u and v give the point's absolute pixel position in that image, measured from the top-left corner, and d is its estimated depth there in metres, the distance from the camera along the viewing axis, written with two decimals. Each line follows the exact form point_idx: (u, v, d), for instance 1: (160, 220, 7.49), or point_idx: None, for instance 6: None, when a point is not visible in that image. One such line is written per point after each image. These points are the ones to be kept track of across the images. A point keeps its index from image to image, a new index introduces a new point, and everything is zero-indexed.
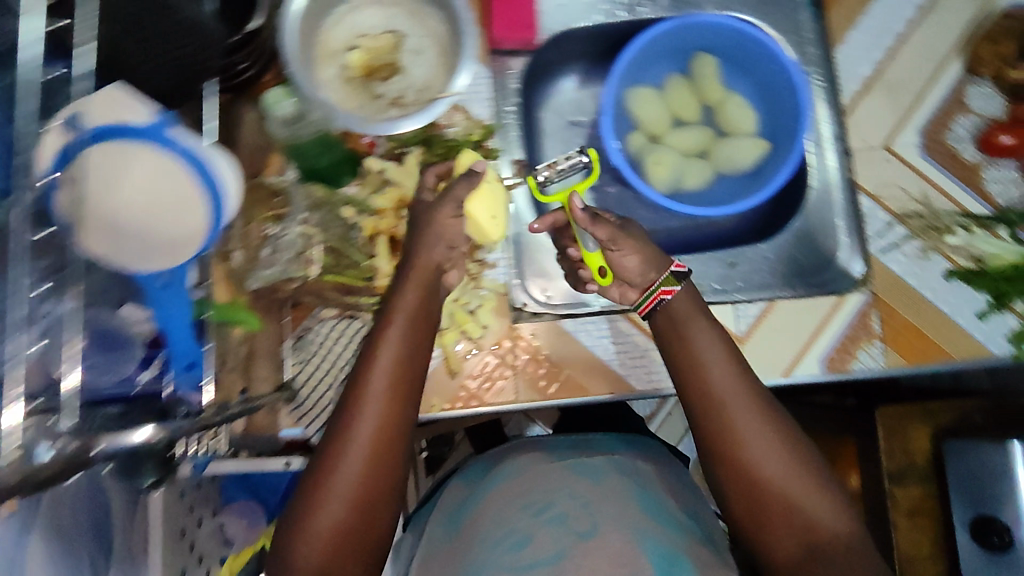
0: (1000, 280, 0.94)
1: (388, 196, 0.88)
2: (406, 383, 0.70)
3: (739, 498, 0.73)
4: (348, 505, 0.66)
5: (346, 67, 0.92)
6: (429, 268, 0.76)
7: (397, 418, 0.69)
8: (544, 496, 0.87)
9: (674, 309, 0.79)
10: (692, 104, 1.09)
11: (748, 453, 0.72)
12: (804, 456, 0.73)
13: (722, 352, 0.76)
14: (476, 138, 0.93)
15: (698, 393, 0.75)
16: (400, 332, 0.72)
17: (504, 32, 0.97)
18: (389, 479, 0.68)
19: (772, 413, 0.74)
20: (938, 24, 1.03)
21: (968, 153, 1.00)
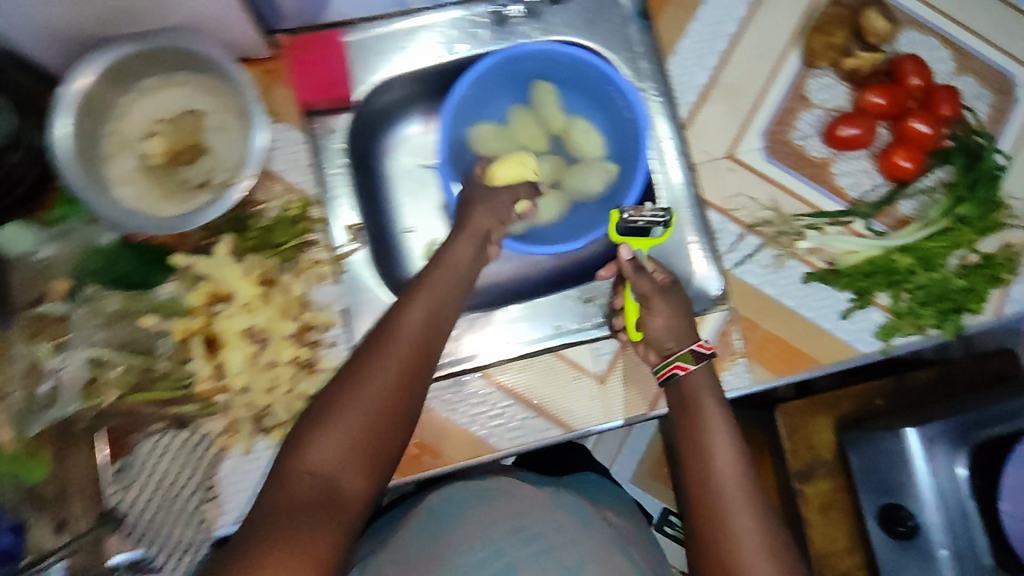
0: (857, 278, 0.92)
1: (201, 291, 0.83)
2: (427, 337, 0.69)
3: (704, 553, 0.69)
4: (354, 429, 0.61)
5: (146, 156, 0.86)
6: (479, 233, 0.80)
7: (416, 360, 0.67)
8: (529, 527, 0.72)
9: (691, 384, 0.80)
10: (538, 134, 1.04)
11: (725, 513, 0.69)
12: (779, 541, 0.67)
13: (722, 420, 0.76)
14: (292, 213, 0.88)
15: (693, 450, 0.74)
16: (433, 298, 0.71)
17: (312, 96, 0.94)
18: (395, 424, 0.64)
19: (756, 493, 0.70)
20: (771, 16, 0.99)
21: (814, 149, 0.96)
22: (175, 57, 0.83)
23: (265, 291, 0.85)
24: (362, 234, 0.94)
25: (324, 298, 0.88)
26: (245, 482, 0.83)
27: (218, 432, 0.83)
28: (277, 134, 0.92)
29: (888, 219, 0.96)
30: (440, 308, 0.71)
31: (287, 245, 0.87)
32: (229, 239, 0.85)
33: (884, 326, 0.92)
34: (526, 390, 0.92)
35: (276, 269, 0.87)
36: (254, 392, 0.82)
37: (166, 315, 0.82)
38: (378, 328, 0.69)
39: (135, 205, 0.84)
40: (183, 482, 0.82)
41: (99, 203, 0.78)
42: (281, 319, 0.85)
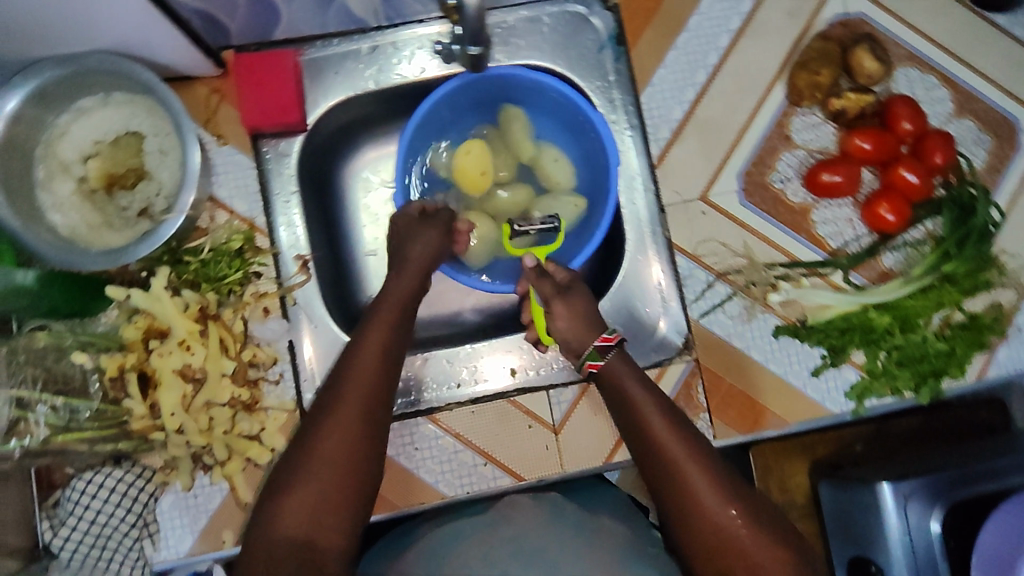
0: (830, 335, 0.87)
1: (137, 325, 0.80)
2: (384, 373, 0.71)
3: (690, 543, 0.67)
4: (330, 481, 0.63)
5: (85, 179, 0.84)
6: (422, 265, 0.81)
7: (375, 396, 0.69)
8: (532, 544, 0.71)
9: (615, 375, 0.78)
10: (504, 160, 0.97)
11: (699, 499, 0.67)
12: (754, 507, 0.67)
13: (657, 405, 0.74)
14: (233, 245, 0.85)
15: (646, 446, 0.72)
16: (383, 335, 0.74)
17: (258, 120, 0.87)
18: (367, 459, 0.66)
19: (719, 468, 0.69)
20: (755, 48, 0.93)
21: (794, 194, 0.91)
22: (108, 76, 0.81)
23: (202, 328, 0.81)
24: (312, 265, 0.89)
25: (266, 334, 0.85)
26: (187, 516, 0.83)
27: (158, 467, 0.82)
28: (224, 158, 0.89)
29: (870, 272, 0.91)
30: (390, 341, 0.74)
31: (228, 278, 0.84)
32: (166, 272, 0.81)
33: (856, 387, 0.87)
34: (477, 436, 0.88)
35: (216, 304, 0.83)
36: (190, 434, 0.79)
37: (98, 351, 0.78)
38: (333, 378, 0.71)
39: (69, 232, 0.82)
40: (117, 518, 0.80)
41: (24, 231, 0.76)
42: (220, 357, 0.81)
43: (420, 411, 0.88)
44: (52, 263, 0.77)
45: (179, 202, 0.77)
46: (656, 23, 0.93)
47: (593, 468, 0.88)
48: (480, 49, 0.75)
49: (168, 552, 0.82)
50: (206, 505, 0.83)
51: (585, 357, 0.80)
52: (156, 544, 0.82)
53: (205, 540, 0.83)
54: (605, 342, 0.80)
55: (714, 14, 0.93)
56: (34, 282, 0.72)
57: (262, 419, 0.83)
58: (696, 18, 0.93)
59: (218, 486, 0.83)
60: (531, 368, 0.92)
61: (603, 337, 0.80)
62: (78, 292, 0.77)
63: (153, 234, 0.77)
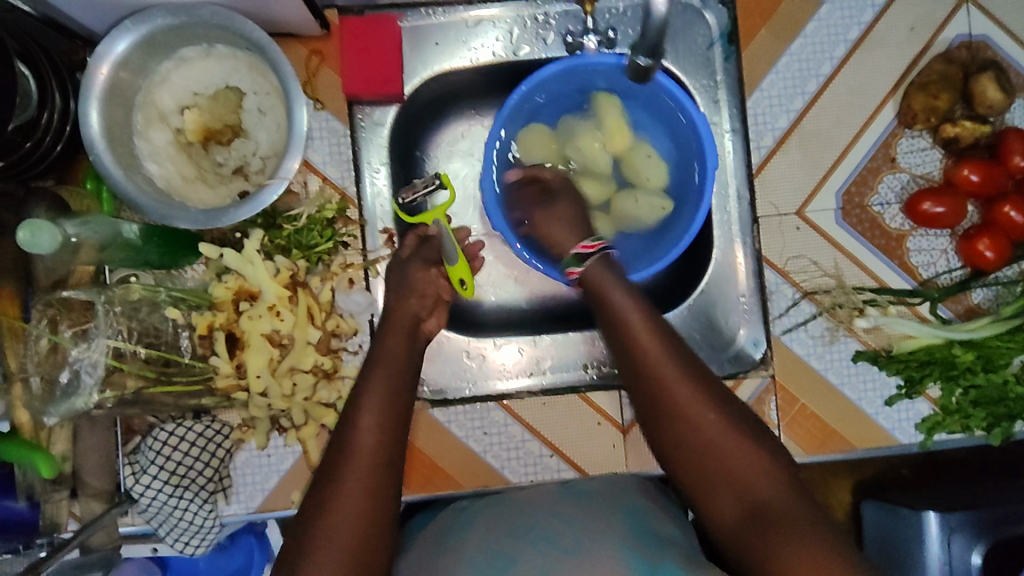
0: (909, 366, 0.87)
1: (228, 286, 0.80)
2: (390, 431, 0.68)
3: (677, 454, 0.69)
4: (340, 555, 0.61)
5: (182, 131, 0.82)
6: (408, 319, 0.78)
7: (378, 468, 0.65)
8: (526, 519, 0.76)
9: (602, 285, 0.77)
10: (600, 152, 0.91)
11: (682, 412, 0.69)
12: (733, 418, 0.69)
13: (640, 314, 0.74)
14: (327, 213, 0.84)
15: (630, 362, 0.72)
16: (384, 402, 0.69)
17: (356, 86, 0.85)
18: (376, 539, 0.63)
19: (702, 382, 0.70)
20: (872, 61, 0.89)
21: (893, 219, 0.89)
22: (215, 30, 0.78)
23: (289, 295, 0.81)
24: (397, 239, 0.89)
25: (351, 306, 0.85)
26: (260, 474, 0.85)
27: (235, 424, 0.85)
28: (320, 123, 0.87)
29: (957, 305, 0.90)
30: (392, 406, 0.70)
31: (319, 247, 0.84)
32: (259, 235, 0.80)
33: (928, 420, 0.88)
34: (545, 427, 0.89)
35: (304, 271, 0.83)
36: (272, 398, 0.80)
37: (190, 307, 0.79)
38: (336, 441, 0.67)
39: (164, 183, 0.80)
40: (195, 471, 0.82)
41: (125, 182, 0.74)
42: (306, 325, 0.81)
43: (492, 396, 0.89)
44: (151, 219, 0.76)
45: (281, 169, 0.76)
46: (773, 25, 0.89)
47: (656, 471, 0.90)
48: (653, 61, 0.76)
49: (238, 506, 0.85)
50: (278, 465, 0.85)
51: (567, 263, 0.81)
52: (228, 498, 0.85)
53: (275, 498, 0.85)
54: (585, 250, 0.80)
55: (833, 22, 0.89)
56: (136, 236, 0.74)
57: (339, 387, 0.84)
58: (814, 24, 0.89)
59: (292, 448, 0.84)
60: (605, 365, 0.91)
61: (581, 245, 0.80)
62: (173, 247, 0.78)
63: (252, 198, 0.76)
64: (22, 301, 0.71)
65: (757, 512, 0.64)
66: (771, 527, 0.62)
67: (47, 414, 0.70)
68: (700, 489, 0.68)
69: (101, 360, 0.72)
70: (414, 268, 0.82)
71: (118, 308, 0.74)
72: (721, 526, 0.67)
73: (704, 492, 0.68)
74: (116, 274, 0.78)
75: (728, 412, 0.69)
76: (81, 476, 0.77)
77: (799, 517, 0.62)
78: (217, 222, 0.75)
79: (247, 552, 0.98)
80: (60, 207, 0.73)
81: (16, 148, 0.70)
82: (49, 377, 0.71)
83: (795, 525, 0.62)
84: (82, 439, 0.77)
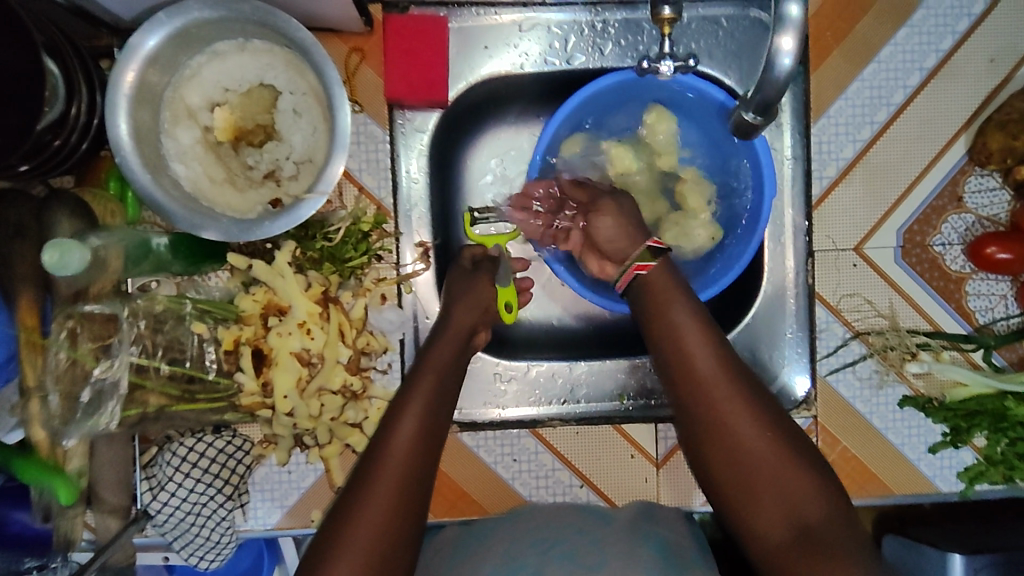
0: (957, 415, 0.83)
1: (256, 299, 0.75)
2: (428, 444, 0.64)
3: (725, 467, 0.65)
4: (364, 565, 0.57)
5: (211, 129, 0.76)
6: (464, 328, 0.75)
7: (416, 477, 0.62)
8: (552, 534, 0.74)
9: (654, 289, 0.73)
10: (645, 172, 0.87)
11: (733, 425, 0.65)
12: (787, 438, 0.65)
13: (695, 322, 0.70)
14: (365, 223, 0.81)
15: (677, 371, 0.69)
16: (426, 410, 0.66)
17: (400, 90, 0.79)
18: (400, 555, 0.59)
19: (756, 398, 0.67)
20: (947, 93, 0.84)
21: (953, 261, 0.85)
22: (254, 25, 0.72)
23: (320, 310, 0.77)
24: (432, 253, 0.84)
25: (383, 324, 0.81)
26: (279, 490, 0.81)
27: (257, 440, 0.81)
28: (358, 127, 0.82)
29: (1011, 354, 0.87)
30: (434, 411, 0.66)
31: (353, 261, 0.80)
32: (290, 247, 0.77)
33: (970, 470, 0.83)
34: (578, 457, 0.86)
35: (336, 286, 0.80)
36: (299, 417, 0.77)
37: (216, 320, 0.75)
38: (374, 441, 0.64)
39: (191, 186, 0.74)
40: (212, 487, 0.78)
41: (152, 186, 0.69)
42: (336, 343, 0.77)
43: (524, 422, 0.86)
44: (179, 227, 0.71)
45: (320, 181, 0.71)
46: (844, 47, 0.84)
47: (687, 507, 0.87)
48: (764, 119, 0.69)
49: (255, 523, 0.82)
50: (299, 482, 0.81)
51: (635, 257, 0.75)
52: (246, 514, 0.81)
53: (293, 517, 0.82)
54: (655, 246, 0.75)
55: (910, 48, 0.84)
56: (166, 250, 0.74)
57: (366, 407, 0.80)
58: (889, 49, 0.84)
59: (314, 466, 0.81)
60: (641, 397, 0.88)
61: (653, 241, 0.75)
62: (201, 256, 0.76)
63: (289, 210, 0.71)
64: (41, 312, 0.68)
65: (804, 534, 0.60)
66: (819, 552, 0.59)
67: (66, 434, 0.69)
68: (745, 503, 0.64)
69: (124, 378, 0.70)
70: (476, 280, 0.80)
71: (141, 321, 0.73)
72: (763, 542, 0.63)
73: (748, 507, 0.64)
74: (137, 282, 0.75)
75: (784, 431, 0.66)
76: (97, 491, 0.75)
77: (850, 545, 0.59)
78: (249, 234, 0.70)
79: (255, 555, 0.94)
80: (83, 212, 0.70)
81: (47, 146, 0.66)
82: (70, 395, 0.69)
83: (845, 553, 0.58)
84: (100, 454, 0.74)
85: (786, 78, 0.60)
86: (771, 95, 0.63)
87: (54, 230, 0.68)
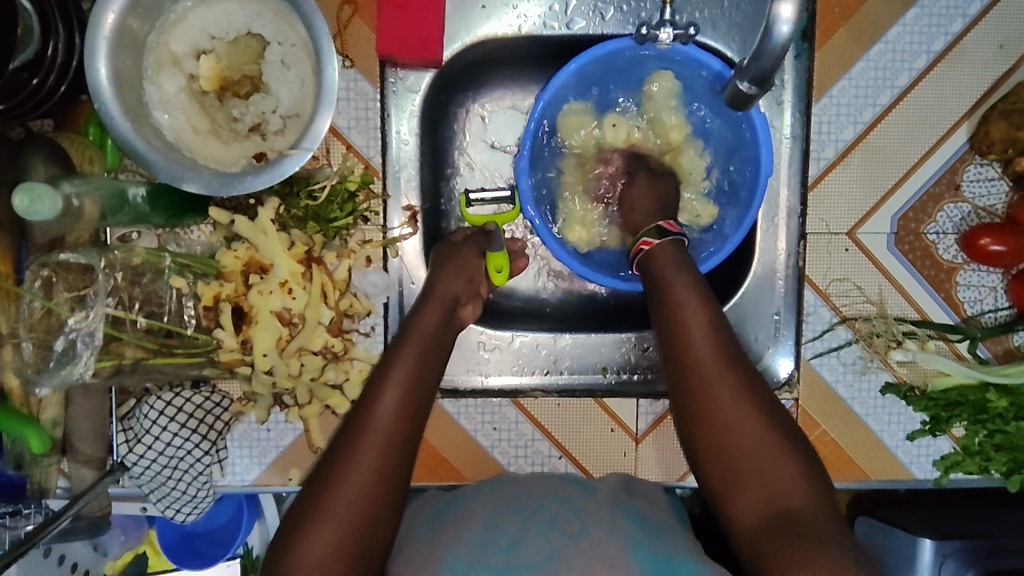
0: (937, 404, 0.83)
1: (238, 255, 0.74)
2: (415, 409, 0.64)
3: (711, 454, 0.64)
4: (338, 533, 0.57)
5: (196, 77, 0.73)
6: (448, 300, 0.73)
7: (398, 443, 0.61)
8: (533, 502, 0.72)
9: (662, 272, 0.73)
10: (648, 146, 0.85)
11: (724, 412, 0.64)
12: (776, 426, 0.64)
13: (696, 306, 0.69)
14: (351, 183, 0.79)
15: (674, 357, 0.68)
16: (412, 376, 0.65)
17: (393, 46, 0.76)
18: (377, 520, 0.59)
19: (749, 385, 0.66)
20: (953, 78, 0.82)
21: (946, 251, 0.84)
22: None
23: (303, 270, 0.75)
24: (420, 217, 0.83)
25: (366, 286, 0.81)
26: (258, 447, 0.82)
27: (236, 397, 0.81)
28: (348, 83, 0.80)
29: (996, 346, 0.86)
30: (422, 378, 0.66)
31: (338, 221, 0.79)
32: (274, 203, 0.75)
33: (947, 459, 0.83)
34: (558, 429, 0.86)
35: (320, 246, 0.78)
36: (278, 376, 0.76)
37: (196, 275, 0.74)
38: (358, 407, 0.63)
39: (174, 136, 0.72)
40: (191, 444, 0.78)
41: (133, 136, 0.67)
42: (319, 304, 0.76)
43: (505, 391, 0.86)
44: (160, 178, 0.69)
45: (306, 137, 0.69)
46: (851, 26, 0.82)
47: (665, 482, 0.87)
48: (758, 90, 0.69)
49: (233, 478, 0.82)
50: (278, 441, 0.82)
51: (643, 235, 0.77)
52: (224, 469, 0.82)
53: (272, 474, 0.82)
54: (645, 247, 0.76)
55: (919, 28, 0.81)
56: (143, 201, 0.71)
57: (347, 369, 0.79)
58: (898, 28, 0.81)
59: (293, 425, 0.81)
60: (624, 371, 0.87)
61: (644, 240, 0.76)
62: (182, 209, 0.74)
63: (273, 166, 0.69)
64: (15, 259, 0.68)
65: (785, 520, 0.59)
66: (797, 537, 0.58)
67: (40, 384, 0.69)
68: (727, 489, 0.63)
69: (99, 330, 0.70)
70: (463, 249, 0.78)
71: (118, 273, 0.72)
72: (741, 529, 0.62)
73: (731, 493, 0.63)
74: (116, 232, 0.74)
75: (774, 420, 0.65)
76: (72, 441, 0.75)
77: (830, 531, 0.58)
78: (231, 188, 0.69)
79: (235, 508, 0.95)
80: (60, 160, 0.69)
81: (23, 84, 0.66)
82: (44, 344, 0.68)
83: (825, 539, 0.57)
84: (74, 405, 0.74)
85: (784, 46, 0.60)
86: (769, 64, 0.63)
87: (29, 172, 0.67)
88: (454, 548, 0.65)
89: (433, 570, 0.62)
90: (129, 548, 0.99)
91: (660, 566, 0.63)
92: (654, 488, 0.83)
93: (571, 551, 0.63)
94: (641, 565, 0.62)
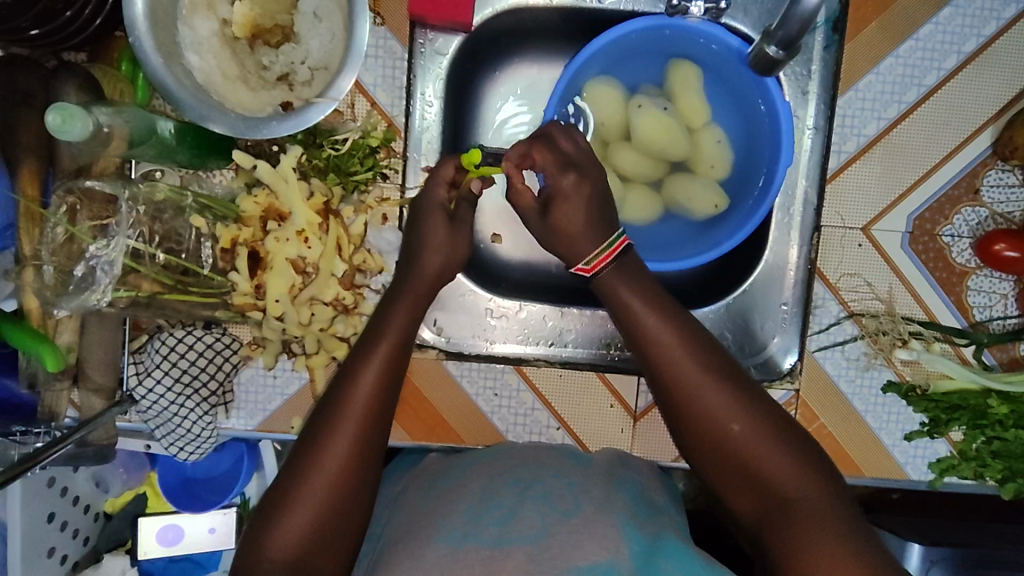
0: (938, 406, 0.82)
1: (257, 201, 0.76)
2: (387, 391, 0.65)
3: (704, 461, 0.65)
4: (315, 513, 0.59)
5: (229, 23, 0.74)
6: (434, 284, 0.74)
7: (373, 424, 0.63)
8: (530, 475, 0.72)
9: (614, 287, 0.70)
10: (678, 128, 0.81)
11: (709, 423, 0.64)
12: (765, 424, 0.64)
13: (660, 318, 0.68)
14: (373, 139, 0.80)
15: (651, 373, 0.67)
16: (388, 358, 0.66)
17: (426, 8, 0.76)
18: (353, 498, 0.61)
19: (735, 386, 0.65)
20: (983, 81, 0.82)
21: (959, 254, 0.84)
22: None
23: (319, 221, 0.76)
24: None
25: (381, 244, 0.81)
26: (263, 394, 0.82)
27: (245, 341, 0.81)
28: (377, 40, 0.80)
29: (1002, 354, 0.87)
30: (395, 358, 0.66)
31: (357, 175, 0.81)
32: (297, 152, 0.76)
33: (941, 462, 0.83)
34: (557, 400, 0.87)
35: (338, 198, 0.79)
36: (288, 323, 0.77)
37: (216, 217, 0.77)
38: (334, 388, 0.65)
39: (203, 78, 0.72)
40: (200, 383, 0.79)
41: (164, 71, 0.68)
42: (333, 257, 0.77)
43: (506, 359, 0.87)
44: (187, 117, 0.70)
45: (333, 87, 0.70)
46: (883, 21, 0.82)
47: (660, 461, 0.88)
48: (786, 55, 0.71)
49: (236, 422, 0.83)
50: (283, 389, 0.82)
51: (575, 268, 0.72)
52: (228, 412, 0.82)
53: (272, 423, 0.83)
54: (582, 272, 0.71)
55: (950, 29, 0.81)
56: (171, 135, 0.72)
57: (356, 323, 0.80)
58: (929, 28, 0.81)
59: (299, 374, 0.81)
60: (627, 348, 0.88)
61: (578, 266, 0.71)
62: (207, 150, 0.76)
63: (301, 113, 0.71)
64: (43, 184, 0.71)
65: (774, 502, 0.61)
66: (797, 525, 0.59)
67: (57, 306, 0.72)
68: (723, 488, 0.65)
69: (119, 260, 0.73)
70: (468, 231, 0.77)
71: (141, 207, 0.74)
72: (744, 517, 0.64)
73: (727, 488, 0.64)
74: (142, 170, 0.78)
75: (756, 417, 0.64)
76: (83, 369, 0.77)
77: (825, 519, 0.59)
78: (255, 132, 0.70)
79: (236, 458, 0.97)
80: (91, 90, 0.71)
81: (56, 15, 0.68)
82: (64, 269, 0.72)
83: (825, 524, 0.58)
84: (89, 332, 0.76)
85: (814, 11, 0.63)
86: (796, 30, 0.66)
87: (60, 99, 0.70)
88: (449, 520, 0.66)
89: (427, 541, 0.63)
90: (130, 486, 1.04)
91: (649, 547, 0.63)
92: (648, 466, 0.83)
93: (562, 527, 0.63)
94: (633, 546, 0.62)
